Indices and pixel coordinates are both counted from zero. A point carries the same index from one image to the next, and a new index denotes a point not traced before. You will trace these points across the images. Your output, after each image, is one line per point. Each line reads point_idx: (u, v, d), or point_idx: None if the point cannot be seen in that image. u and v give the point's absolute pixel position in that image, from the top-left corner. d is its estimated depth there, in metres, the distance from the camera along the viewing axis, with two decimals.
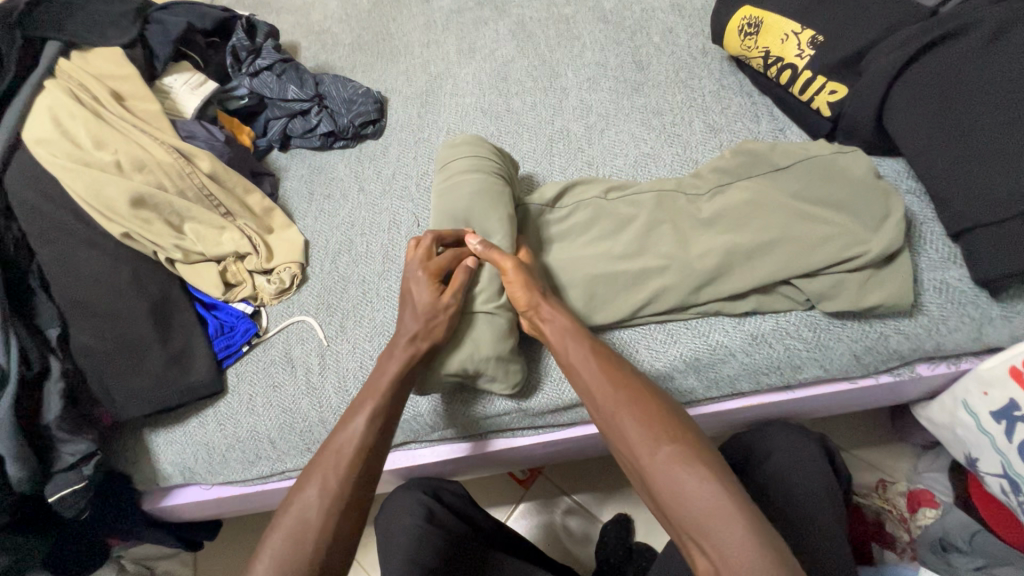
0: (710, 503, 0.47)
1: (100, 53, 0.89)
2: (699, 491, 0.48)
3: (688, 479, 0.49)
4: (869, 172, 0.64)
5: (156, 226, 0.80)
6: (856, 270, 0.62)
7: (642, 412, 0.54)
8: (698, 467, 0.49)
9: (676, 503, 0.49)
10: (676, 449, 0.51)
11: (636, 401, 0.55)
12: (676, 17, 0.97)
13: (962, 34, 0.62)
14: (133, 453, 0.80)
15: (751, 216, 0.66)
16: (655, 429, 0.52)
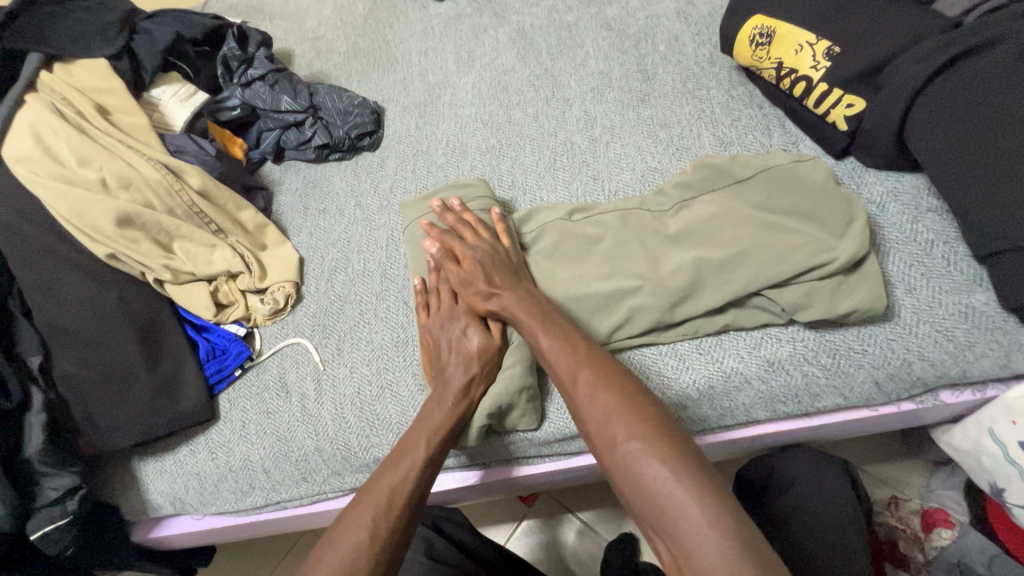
0: (679, 499, 0.44)
1: (84, 66, 0.86)
2: (667, 486, 0.45)
3: (657, 474, 0.45)
4: (829, 178, 0.64)
5: (143, 245, 0.77)
6: (822, 278, 0.61)
7: (612, 399, 0.51)
8: (664, 454, 0.46)
9: (643, 498, 0.46)
10: (643, 437, 0.48)
11: (604, 387, 0.53)
12: (682, 25, 0.93)
13: (986, 48, 0.59)
14: (122, 482, 0.77)
15: (718, 229, 0.65)
16: (623, 417, 0.50)
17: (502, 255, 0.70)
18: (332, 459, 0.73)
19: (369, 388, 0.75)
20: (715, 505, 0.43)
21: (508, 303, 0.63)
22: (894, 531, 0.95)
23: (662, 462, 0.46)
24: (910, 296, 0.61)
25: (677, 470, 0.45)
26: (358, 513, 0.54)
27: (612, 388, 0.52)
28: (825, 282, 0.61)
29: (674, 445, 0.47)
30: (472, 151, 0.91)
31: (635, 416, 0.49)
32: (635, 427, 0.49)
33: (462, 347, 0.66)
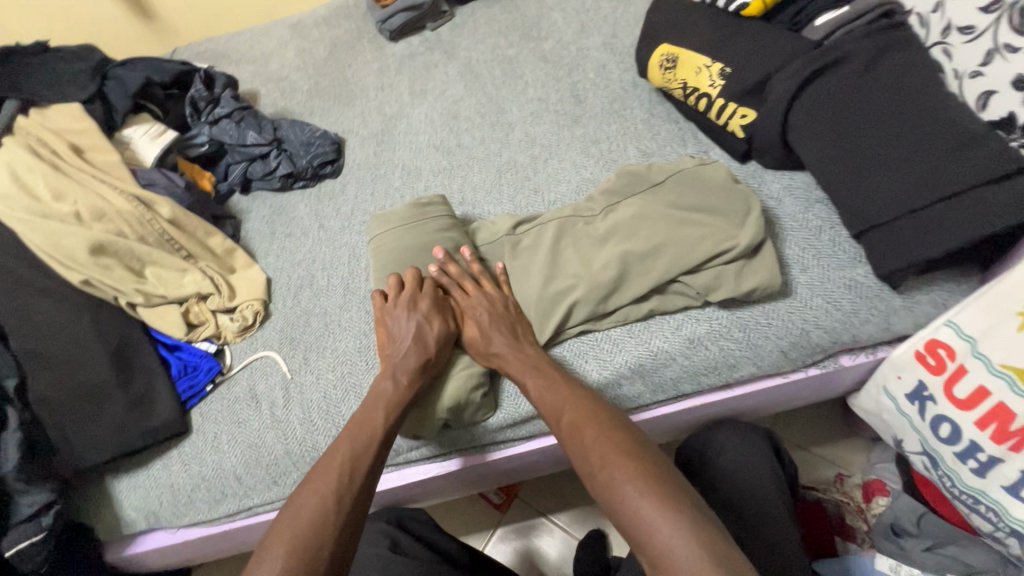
0: (650, 518, 0.50)
1: (58, 110, 0.92)
2: (641, 509, 0.51)
3: (631, 498, 0.52)
4: (727, 179, 0.74)
5: (116, 272, 0.82)
6: (726, 263, 0.69)
7: (591, 434, 0.58)
8: (636, 480, 0.53)
9: (623, 522, 0.52)
10: (619, 467, 0.55)
11: (587, 424, 0.60)
12: (608, 54, 1.05)
13: (840, 64, 0.71)
14: (97, 500, 0.80)
15: (639, 226, 0.74)
16: (602, 454, 0.56)
17: (503, 309, 0.73)
18: (302, 461, 0.78)
19: (335, 392, 0.80)
20: (683, 519, 0.49)
21: (503, 357, 0.69)
22: (841, 505, 1.00)
23: (637, 487, 0.52)
24: (805, 274, 0.70)
25: (647, 492, 0.52)
26: (304, 502, 0.58)
27: (591, 428, 0.59)
28: (730, 265, 0.69)
29: (646, 471, 0.54)
30: (426, 173, 0.99)
31: (611, 448, 0.56)
32: (612, 458, 0.55)
33: (422, 338, 0.71)
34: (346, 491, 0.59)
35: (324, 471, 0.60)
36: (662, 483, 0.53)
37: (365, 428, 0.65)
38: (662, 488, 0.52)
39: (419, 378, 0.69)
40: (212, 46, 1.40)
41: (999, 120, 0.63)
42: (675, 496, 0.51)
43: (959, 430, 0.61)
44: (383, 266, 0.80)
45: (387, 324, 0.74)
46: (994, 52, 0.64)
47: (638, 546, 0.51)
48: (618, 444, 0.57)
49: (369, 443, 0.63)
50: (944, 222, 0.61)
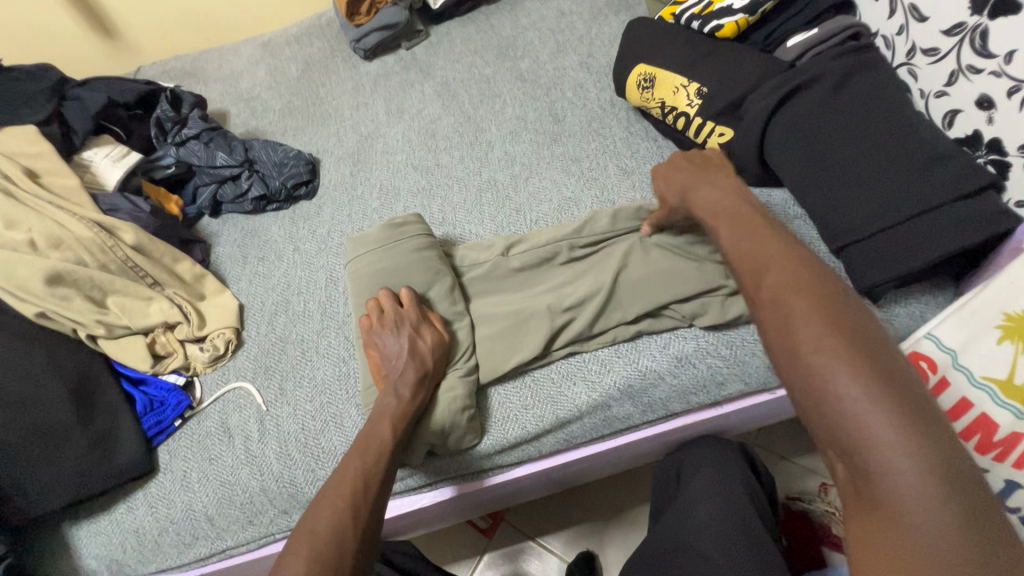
0: (872, 413, 0.39)
1: (11, 131, 0.87)
2: (862, 406, 0.40)
3: (852, 391, 0.40)
4: None
5: (75, 302, 0.78)
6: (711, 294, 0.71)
7: (803, 305, 0.46)
8: (856, 363, 0.41)
9: (827, 408, 0.41)
10: (840, 351, 0.42)
11: (797, 291, 0.47)
12: (585, 74, 1.06)
13: (814, 83, 0.72)
14: (52, 550, 0.74)
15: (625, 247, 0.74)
16: (811, 323, 0.45)
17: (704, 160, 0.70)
18: (279, 498, 0.74)
19: (313, 423, 0.77)
20: (917, 430, 0.39)
21: (701, 203, 0.63)
22: (827, 516, 0.99)
23: (861, 377, 0.41)
24: None
25: (870, 383, 0.40)
26: (320, 520, 0.56)
27: (800, 291, 0.47)
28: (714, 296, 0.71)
29: (869, 359, 0.42)
30: (404, 193, 0.97)
31: (829, 320, 0.44)
32: (832, 338, 0.43)
33: (413, 349, 0.69)
34: (362, 510, 0.58)
35: (339, 492, 0.59)
36: (892, 381, 0.41)
37: (373, 447, 0.63)
38: (892, 389, 0.40)
39: (421, 391, 0.68)
40: (179, 65, 1.36)
41: (965, 137, 0.66)
42: (909, 402, 0.40)
43: None
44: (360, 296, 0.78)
45: (376, 343, 0.72)
46: (958, 73, 0.65)
47: (838, 445, 0.41)
48: (842, 322, 0.44)
49: (378, 459, 0.62)
50: (920, 238, 0.62)
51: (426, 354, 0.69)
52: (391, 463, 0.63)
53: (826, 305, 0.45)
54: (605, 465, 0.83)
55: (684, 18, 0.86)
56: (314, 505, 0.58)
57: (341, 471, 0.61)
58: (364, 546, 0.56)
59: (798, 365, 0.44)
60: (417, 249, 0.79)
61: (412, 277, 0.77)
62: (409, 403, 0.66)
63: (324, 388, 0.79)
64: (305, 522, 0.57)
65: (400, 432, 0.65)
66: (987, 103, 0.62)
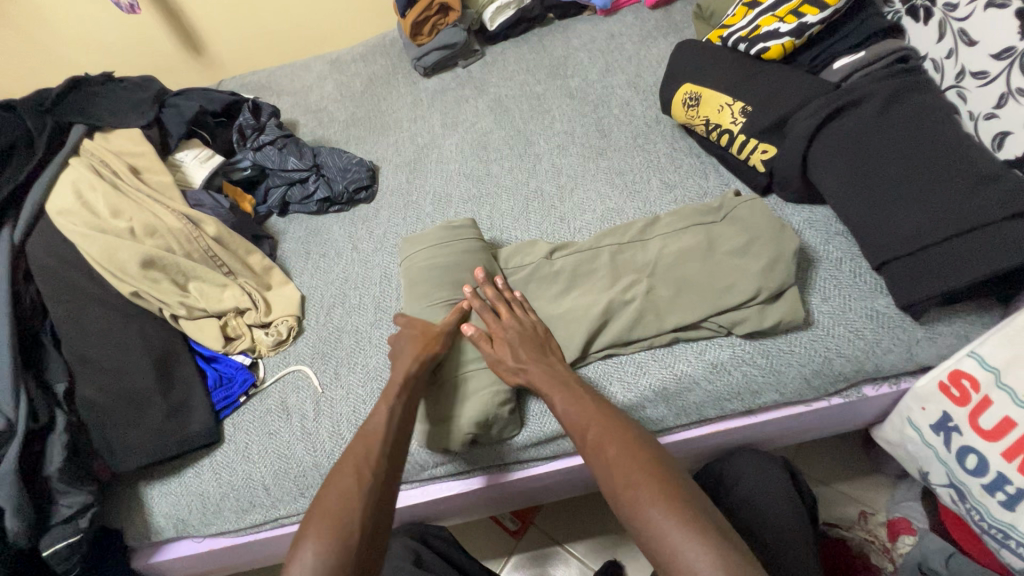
0: (676, 538, 0.52)
1: (119, 134, 0.99)
2: (664, 528, 0.53)
3: (656, 518, 0.54)
4: (764, 217, 0.76)
5: (163, 285, 0.87)
6: (746, 306, 0.72)
7: (614, 451, 0.60)
8: (656, 501, 0.55)
9: (653, 545, 0.54)
10: (643, 485, 0.57)
11: (610, 441, 0.62)
12: (632, 92, 1.11)
13: (859, 104, 0.74)
14: (128, 507, 0.82)
15: (676, 263, 0.76)
16: (625, 471, 0.58)
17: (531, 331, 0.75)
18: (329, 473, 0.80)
19: (363, 407, 0.83)
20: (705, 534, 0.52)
21: (532, 375, 0.70)
22: (866, 544, 0.95)
23: (663, 509, 0.54)
24: (826, 303, 0.72)
25: (673, 512, 0.54)
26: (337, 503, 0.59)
27: (616, 441, 0.61)
28: (749, 308, 0.71)
29: (673, 494, 0.55)
30: (456, 200, 1.04)
31: (637, 465, 0.58)
32: (634, 477, 0.57)
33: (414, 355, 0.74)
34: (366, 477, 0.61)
35: (349, 476, 0.61)
36: (689, 507, 0.54)
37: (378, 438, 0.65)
38: (686, 510, 0.54)
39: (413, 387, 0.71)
40: (257, 78, 1.50)
41: (1015, 159, 0.66)
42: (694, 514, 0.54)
43: (986, 461, 0.61)
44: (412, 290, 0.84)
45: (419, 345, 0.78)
46: (1007, 95, 0.66)
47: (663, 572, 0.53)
48: (641, 460, 0.59)
49: (381, 448, 0.65)
50: (965, 256, 0.63)
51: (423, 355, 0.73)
52: (398, 452, 0.66)
53: (629, 451, 0.60)
54: None
55: (731, 41, 0.90)
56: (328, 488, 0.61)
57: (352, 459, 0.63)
58: (378, 528, 0.59)
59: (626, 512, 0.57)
60: (468, 250, 0.84)
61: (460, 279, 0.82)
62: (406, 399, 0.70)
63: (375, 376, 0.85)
64: (321, 502, 0.60)
65: (396, 407, 0.68)
66: None
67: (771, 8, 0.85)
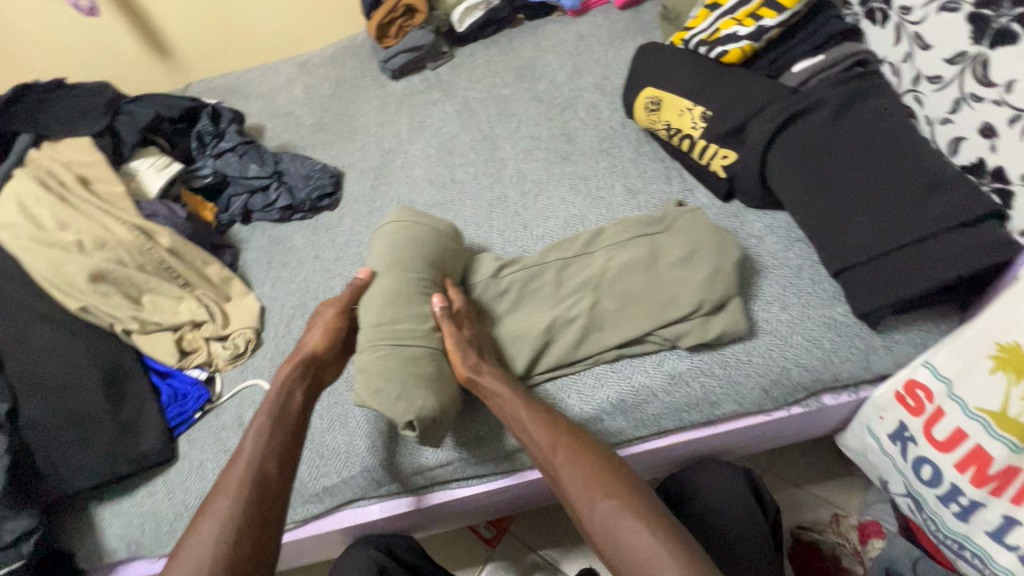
0: (654, 547, 0.52)
1: (70, 143, 0.97)
2: (641, 537, 0.53)
3: (634, 527, 0.54)
4: (706, 229, 0.75)
5: (114, 299, 0.85)
6: (690, 319, 0.71)
7: (586, 463, 0.60)
8: (633, 511, 0.55)
9: (629, 556, 0.53)
10: (595, 489, 0.58)
11: (581, 453, 0.61)
12: (599, 95, 1.09)
13: (815, 110, 0.73)
14: (80, 529, 0.79)
15: (620, 274, 0.76)
16: (599, 483, 0.58)
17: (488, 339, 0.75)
18: None
19: (320, 422, 0.81)
20: (656, 528, 0.54)
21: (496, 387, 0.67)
22: (837, 546, 0.94)
23: (640, 519, 0.54)
24: (785, 312, 0.71)
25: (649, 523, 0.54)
26: (196, 547, 0.57)
27: (588, 454, 0.61)
28: (692, 320, 0.71)
29: (647, 505, 0.56)
30: (420, 206, 1.02)
31: (610, 477, 0.58)
32: (585, 483, 0.58)
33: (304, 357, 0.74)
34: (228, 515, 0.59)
35: (213, 513, 0.59)
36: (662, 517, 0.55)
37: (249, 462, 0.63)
38: (659, 520, 0.55)
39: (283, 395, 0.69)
40: (224, 82, 1.47)
41: (970, 165, 0.65)
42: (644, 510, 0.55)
43: (940, 472, 0.60)
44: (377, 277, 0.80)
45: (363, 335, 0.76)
46: (961, 101, 0.65)
47: None
48: (590, 464, 0.60)
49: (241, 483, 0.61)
50: (919, 264, 0.62)
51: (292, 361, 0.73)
52: (262, 473, 0.62)
53: (577, 456, 0.60)
54: None
55: (692, 43, 0.89)
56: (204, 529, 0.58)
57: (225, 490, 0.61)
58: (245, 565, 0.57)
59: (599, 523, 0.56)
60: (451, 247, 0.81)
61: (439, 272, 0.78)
62: (281, 410, 0.68)
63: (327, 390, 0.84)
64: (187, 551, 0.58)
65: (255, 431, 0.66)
66: (989, 132, 0.62)
67: (730, 11, 0.84)
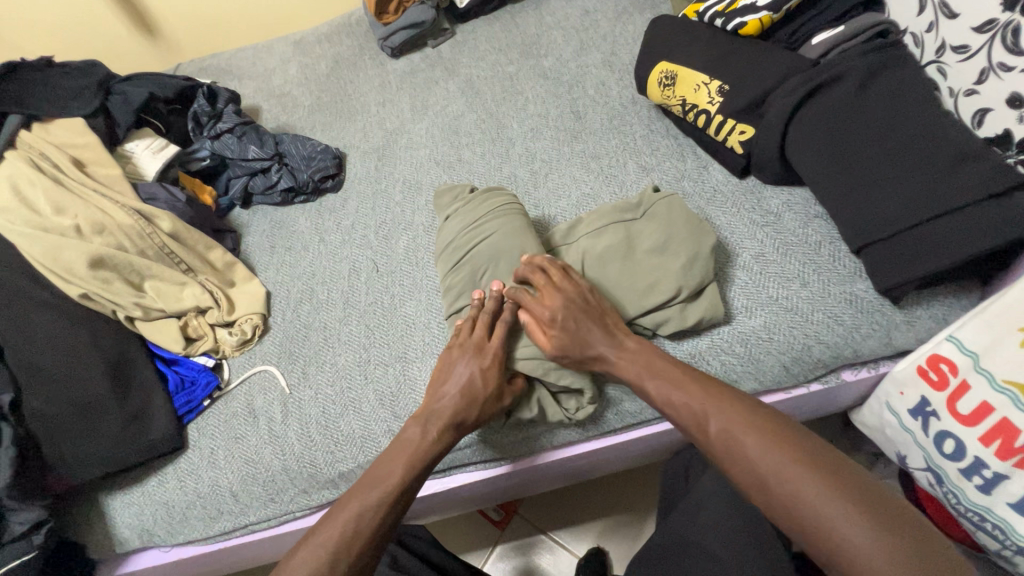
0: (832, 510, 0.47)
1: (62, 124, 0.93)
2: (814, 496, 0.49)
3: (803, 486, 0.49)
4: (684, 217, 0.74)
5: (116, 285, 0.82)
6: (668, 306, 0.70)
7: (737, 420, 0.55)
8: (804, 467, 0.50)
9: (799, 514, 0.49)
10: (803, 477, 0.50)
11: (730, 409, 0.56)
12: (607, 71, 1.07)
13: (837, 82, 0.72)
14: (89, 518, 0.78)
15: (607, 261, 0.73)
16: (759, 436, 0.53)
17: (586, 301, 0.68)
18: (299, 477, 0.77)
19: (333, 407, 0.79)
20: (842, 488, 0.49)
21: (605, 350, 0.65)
22: None
23: (812, 477, 0.49)
24: (805, 289, 0.71)
25: (824, 482, 0.49)
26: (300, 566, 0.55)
27: (737, 409, 0.56)
28: (671, 307, 0.69)
29: (821, 462, 0.51)
30: (427, 187, 1.00)
31: (767, 432, 0.53)
32: (787, 467, 0.51)
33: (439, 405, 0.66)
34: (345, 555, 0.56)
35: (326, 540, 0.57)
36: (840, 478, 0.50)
37: (366, 519, 0.58)
38: (836, 479, 0.49)
39: (422, 468, 0.63)
40: (216, 62, 1.42)
41: (995, 137, 0.64)
42: (872, 500, 0.48)
43: (963, 445, 0.60)
44: (481, 235, 0.79)
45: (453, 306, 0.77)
46: (989, 70, 0.64)
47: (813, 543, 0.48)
48: (745, 418, 0.55)
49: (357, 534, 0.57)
50: (943, 238, 0.61)
51: (438, 420, 0.65)
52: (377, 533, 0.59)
53: (770, 435, 0.53)
54: (617, 459, 0.85)
55: (707, 16, 0.86)
56: (292, 570, 0.55)
57: (326, 534, 0.57)
58: None
59: (758, 479, 0.52)
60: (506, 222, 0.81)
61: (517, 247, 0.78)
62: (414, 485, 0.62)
63: (329, 377, 0.82)
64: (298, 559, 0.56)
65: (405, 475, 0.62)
66: (1017, 102, 0.61)
67: None
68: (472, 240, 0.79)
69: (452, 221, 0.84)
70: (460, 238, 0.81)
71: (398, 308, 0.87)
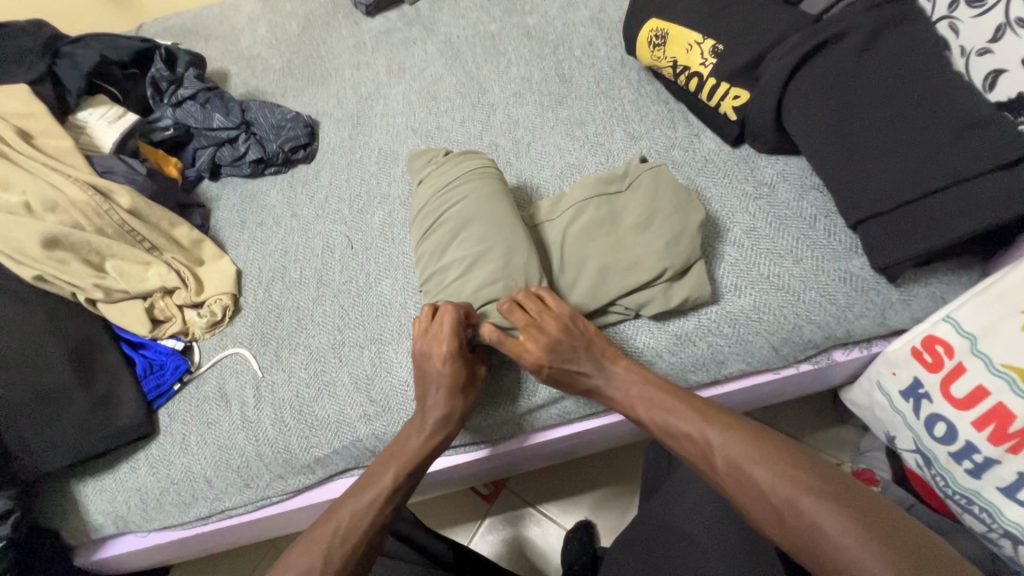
0: (838, 533, 0.47)
1: (5, 90, 0.86)
2: (818, 519, 0.48)
3: (811, 508, 0.49)
4: (675, 192, 0.69)
5: (74, 266, 0.78)
6: (653, 285, 0.66)
7: (740, 446, 0.54)
8: (808, 488, 0.50)
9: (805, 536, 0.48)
10: (812, 506, 0.49)
11: (736, 434, 0.55)
12: (595, 30, 1.00)
13: (840, 40, 0.66)
14: (61, 506, 0.76)
15: (589, 237, 0.69)
16: (761, 457, 0.53)
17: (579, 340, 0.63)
18: (273, 462, 0.75)
19: (306, 391, 0.77)
20: (849, 510, 0.48)
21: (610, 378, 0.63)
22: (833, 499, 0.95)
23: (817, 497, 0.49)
24: (798, 266, 0.67)
25: (827, 500, 0.49)
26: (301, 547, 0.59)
27: (740, 434, 0.55)
28: (655, 286, 0.66)
29: (825, 485, 0.50)
30: (403, 157, 0.95)
31: (769, 454, 0.53)
32: (795, 492, 0.50)
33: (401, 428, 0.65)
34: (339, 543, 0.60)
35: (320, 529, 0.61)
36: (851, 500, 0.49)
37: (347, 529, 0.61)
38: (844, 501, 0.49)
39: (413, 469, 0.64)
40: (179, 21, 1.32)
41: (1007, 101, 0.59)
42: (883, 527, 0.47)
43: (955, 429, 0.58)
44: (451, 200, 0.74)
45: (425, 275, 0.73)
46: (1005, 27, 0.59)
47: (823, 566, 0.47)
48: (750, 443, 0.54)
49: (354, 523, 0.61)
50: (947, 211, 0.57)
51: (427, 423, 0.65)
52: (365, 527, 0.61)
53: (774, 454, 0.53)
54: (599, 440, 0.83)
55: None
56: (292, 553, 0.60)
57: (299, 557, 0.59)
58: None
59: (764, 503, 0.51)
60: (477, 181, 0.75)
61: (485, 211, 0.71)
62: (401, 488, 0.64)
63: (303, 360, 0.79)
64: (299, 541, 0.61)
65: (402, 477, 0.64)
66: None
67: None
68: (443, 204, 0.75)
69: (423, 188, 0.79)
70: (430, 204, 0.76)
71: (374, 287, 0.83)
